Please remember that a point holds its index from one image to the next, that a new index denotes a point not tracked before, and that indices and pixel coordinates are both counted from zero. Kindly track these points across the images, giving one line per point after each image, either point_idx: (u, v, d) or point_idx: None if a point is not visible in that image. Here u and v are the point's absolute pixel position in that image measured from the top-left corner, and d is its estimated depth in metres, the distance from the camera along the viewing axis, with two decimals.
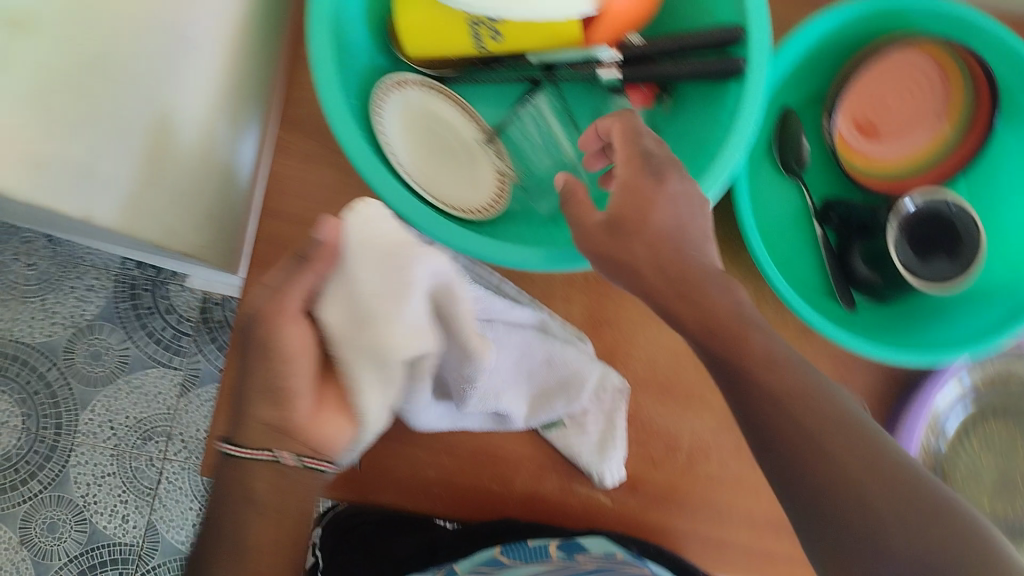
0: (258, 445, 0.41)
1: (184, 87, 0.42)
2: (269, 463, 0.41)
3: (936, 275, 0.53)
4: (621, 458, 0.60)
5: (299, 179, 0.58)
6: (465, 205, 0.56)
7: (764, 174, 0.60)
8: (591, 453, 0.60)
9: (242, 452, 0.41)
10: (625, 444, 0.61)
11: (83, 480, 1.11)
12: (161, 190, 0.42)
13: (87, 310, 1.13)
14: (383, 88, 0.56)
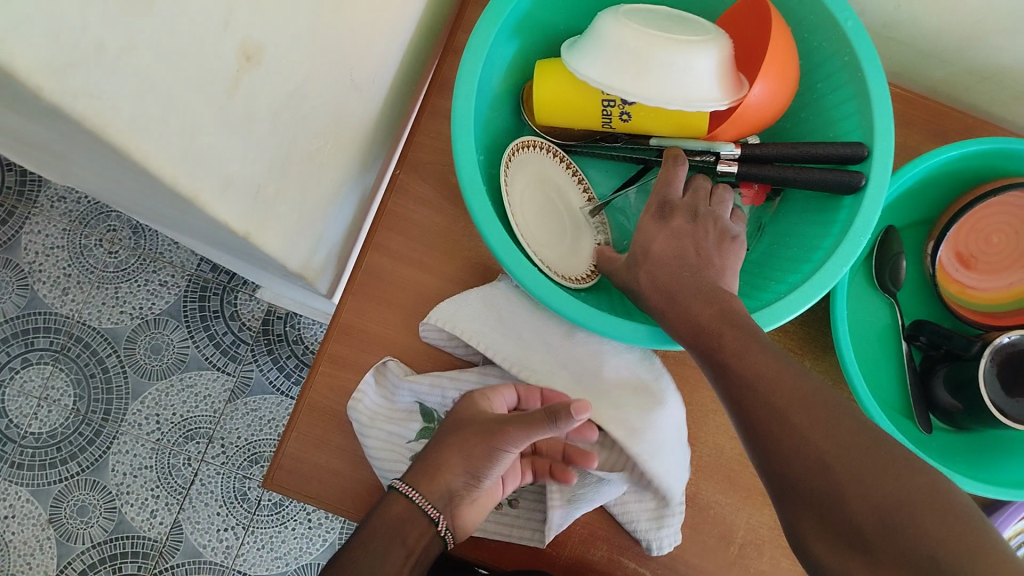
0: (433, 505, 0.53)
1: (343, 124, 0.45)
2: (428, 522, 0.53)
3: (1019, 413, 0.55)
4: (674, 527, 0.59)
5: (410, 219, 0.60)
6: (573, 270, 0.58)
7: (857, 285, 0.63)
8: (641, 521, 0.59)
9: (416, 496, 0.52)
10: (678, 519, 0.59)
11: (120, 469, 1.13)
12: (305, 216, 0.45)
13: (155, 304, 1.16)
14: (513, 147, 0.58)
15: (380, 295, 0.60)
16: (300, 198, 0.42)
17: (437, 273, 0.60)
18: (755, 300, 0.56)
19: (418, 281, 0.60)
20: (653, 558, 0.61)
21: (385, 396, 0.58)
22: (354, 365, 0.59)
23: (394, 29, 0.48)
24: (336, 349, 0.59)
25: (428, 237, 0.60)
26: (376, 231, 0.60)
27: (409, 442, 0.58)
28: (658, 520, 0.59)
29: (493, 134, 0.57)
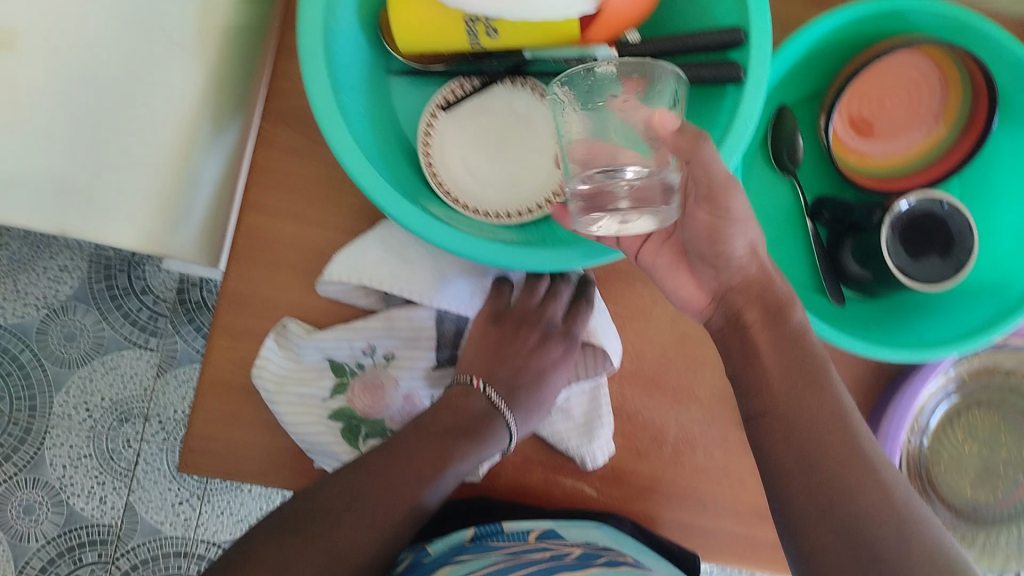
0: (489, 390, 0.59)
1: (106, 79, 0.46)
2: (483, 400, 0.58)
3: (925, 274, 0.54)
4: (603, 438, 0.59)
5: (286, 172, 0.56)
6: (544, 191, 0.57)
7: (757, 171, 0.61)
8: (570, 440, 0.59)
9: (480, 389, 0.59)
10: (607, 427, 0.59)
11: (59, 463, 1.10)
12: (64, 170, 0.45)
13: (60, 291, 1.10)
14: (427, 119, 0.57)
15: (266, 257, 0.57)
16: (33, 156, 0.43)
17: (323, 225, 0.57)
18: None
19: (305, 237, 0.57)
20: (590, 471, 0.61)
21: (291, 359, 0.57)
22: (253, 334, 0.57)
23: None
24: (230, 322, 0.57)
25: (306, 189, 0.57)
26: (250, 191, 0.56)
27: (323, 401, 0.57)
28: (585, 434, 0.59)
29: (354, 68, 0.53)
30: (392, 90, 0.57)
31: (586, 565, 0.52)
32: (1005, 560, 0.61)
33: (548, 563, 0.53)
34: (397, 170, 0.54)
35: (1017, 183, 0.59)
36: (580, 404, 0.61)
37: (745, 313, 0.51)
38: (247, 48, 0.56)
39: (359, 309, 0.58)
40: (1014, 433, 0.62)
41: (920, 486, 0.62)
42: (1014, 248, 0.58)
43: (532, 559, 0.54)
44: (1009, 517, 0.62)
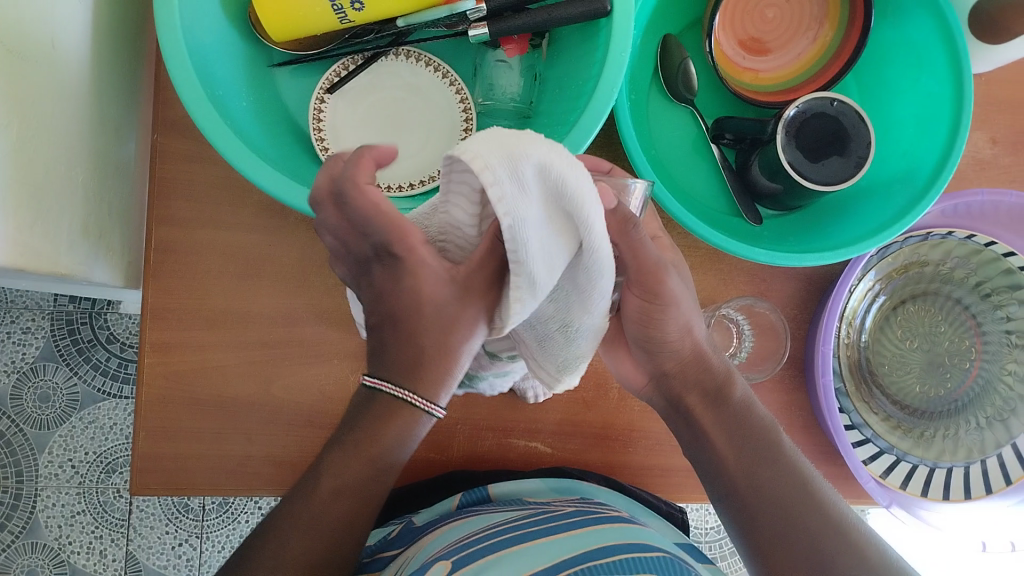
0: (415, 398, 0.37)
1: (18, 106, 0.45)
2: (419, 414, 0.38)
3: (828, 174, 0.54)
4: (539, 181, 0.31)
5: (188, 180, 0.58)
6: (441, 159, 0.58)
7: (654, 104, 0.61)
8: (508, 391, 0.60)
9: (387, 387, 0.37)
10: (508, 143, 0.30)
11: (54, 523, 1.05)
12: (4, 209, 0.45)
13: (26, 353, 1.06)
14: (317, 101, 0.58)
15: (180, 268, 0.57)
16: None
17: (234, 227, 0.58)
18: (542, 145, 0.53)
19: (218, 241, 0.58)
20: (541, 429, 0.62)
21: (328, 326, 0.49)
22: (180, 345, 0.58)
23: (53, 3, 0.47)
24: (157, 336, 0.57)
25: (208, 194, 0.58)
26: (154, 204, 0.57)
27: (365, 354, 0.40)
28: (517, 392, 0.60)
29: (232, 66, 0.54)
30: (278, 82, 0.58)
31: (582, 522, 0.53)
32: (967, 452, 0.60)
33: (544, 523, 0.53)
34: (291, 156, 0.54)
35: (906, 74, 0.59)
36: (525, 229, 0.31)
37: (686, 399, 0.50)
38: (124, 64, 0.57)
39: (282, 303, 0.59)
40: (954, 324, 0.63)
41: (867, 387, 0.62)
42: (913, 137, 0.59)
43: (526, 521, 0.54)
44: (959, 408, 0.62)
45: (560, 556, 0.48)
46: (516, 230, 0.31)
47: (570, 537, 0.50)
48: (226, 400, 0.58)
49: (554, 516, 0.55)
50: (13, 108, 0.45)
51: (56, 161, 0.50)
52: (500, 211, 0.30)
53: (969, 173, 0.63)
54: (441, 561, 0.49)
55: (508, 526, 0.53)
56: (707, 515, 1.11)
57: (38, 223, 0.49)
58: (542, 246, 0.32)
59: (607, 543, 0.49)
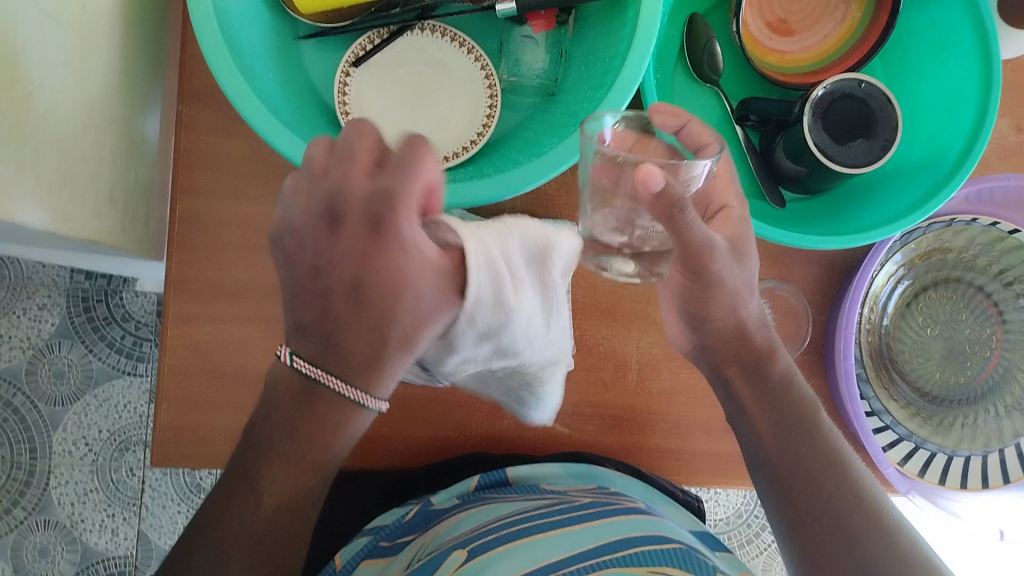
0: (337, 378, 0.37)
1: (48, 68, 0.45)
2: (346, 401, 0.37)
3: (855, 157, 0.54)
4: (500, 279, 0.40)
5: (211, 152, 0.58)
6: (464, 136, 0.58)
7: (679, 83, 0.60)
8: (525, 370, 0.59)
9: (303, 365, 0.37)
10: (494, 266, 0.38)
11: (66, 500, 1.05)
12: (32, 171, 0.45)
13: (42, 330, 1.06)
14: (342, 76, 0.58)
15: (204, 239, 0.58)
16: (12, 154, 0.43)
17: (257, 200, 0.58)
18: (568, 122, 0.53)
19: (240, 213, 0.58)
20: (558, 408, 0.62)
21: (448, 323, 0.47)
22: (202, 317, 0.58)
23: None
24: (179, 307, 0.58)
25: (232, 166, 0.58)
26: (178, 175, 0.57)
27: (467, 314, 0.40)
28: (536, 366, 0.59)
29: (258, 36, 0.54)
30: (302, 55, 0.58)
31: (597, 515, 0.53)
32: (986, 441, 0.60)
33: (560, 514, 0.53)
34: (316, 128, 0.54)
35: (934, 57, 0.59)
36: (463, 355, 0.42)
37: (727, 370, 0.52)
38: (151, 35, 0.57)
39: None
40: (974, 312, 0.63)
41: (886, 373, 0.62)
42: (940, 122, 0.59)
43: (540, 512, 0.54)
44: (978, 397, 0.62)
45: (577, 548, 0.47)
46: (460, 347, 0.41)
47: (587, 529, 0.50)
48: (247, 374, 0.58)
49: (571, 506, 0.54)
50: (44, 70, 0.45)
51: (83, 128, 0.50)
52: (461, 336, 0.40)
53: (993, 160, 0.63)
54: (457, 552, 0.49)
55: (524, 517, 0.53)
56: (717, 506, 1.11)
57: (65, 189, 0.49)
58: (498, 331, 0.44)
59: (627, 535, 0.49)
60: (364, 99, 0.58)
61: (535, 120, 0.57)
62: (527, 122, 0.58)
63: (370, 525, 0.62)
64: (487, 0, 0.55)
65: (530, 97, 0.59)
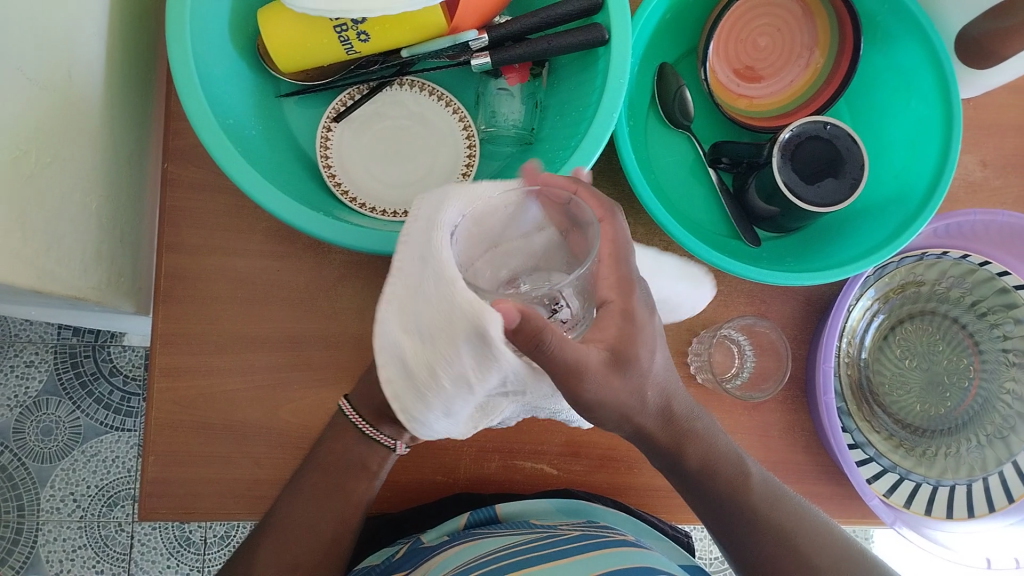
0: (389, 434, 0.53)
1: (33, 131, 0.46)
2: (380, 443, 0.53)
3: (825, 195, 0.55)
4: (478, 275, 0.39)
5: (196, 208, 0.59)
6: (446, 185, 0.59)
7: (653, 129, 0.62)
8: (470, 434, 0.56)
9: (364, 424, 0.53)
10: (441, 308, 0.35)
11: (55, 557, 1.04)
12: (19, 232, 0.46)
13: (30, 387, 1.06)
14: (324, 134, 0.59)
15: (190, 294, 0.59)
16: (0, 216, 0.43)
17: (242, 253, 0.59)
18: (545, 170, 0.54)
19: (226, 267, 0.59)
20: (545, 451, 0.63)
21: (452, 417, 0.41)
22: (190, 370, 0.59)
23: (69, 36, 0.48)
24: (167, 361, 0.58)
25: (217, 221, 0.59)
26: (164, 232, 0.58)
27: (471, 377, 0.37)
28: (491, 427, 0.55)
29: (240, 95, 0.55)
30: (285, 112, 0.60)
31: (584, 548, 0.53)
32: (969, 470, 0.61)
33: (550, 546, 0.53)
34: (299, 183, 0.55)
35: (897, 98, 0.61)
36: (471, 402, 0.39)
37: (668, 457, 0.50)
38: (136, 95, 0.59)
39: (288, 328, 0.60)
40: (951, 343, 0.64)
41: (868, 407, 0.63)
42: (907, 160, 0.60)
43: (530, 545, 0.54)
44: (960, 426, 0.63)
45: None
46: (475, 389, 0.37)
47: (577, 561, 0.51)
48: (235, 426, 0.59)
49: (562, 539, 0.55)
50: (29, 133, 0.45)
51: (69, 188, 0.51)
52: (469, 374, 0.36)
53: (962, 195, 0.65)
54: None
55: (514, 550, 0.53)
56: (709, 543, 1.12)
57: (51, 248, 0.50)
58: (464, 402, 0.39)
59: (616, 567, 0.49)
60: (346, 154, 0.59)
61: (513, 169, 0.59)
62: (505, 171, 0.59)
63: (358, 566, 0.61)
64: (464, 55, 0.57)
65: (509, 147, 0.60)
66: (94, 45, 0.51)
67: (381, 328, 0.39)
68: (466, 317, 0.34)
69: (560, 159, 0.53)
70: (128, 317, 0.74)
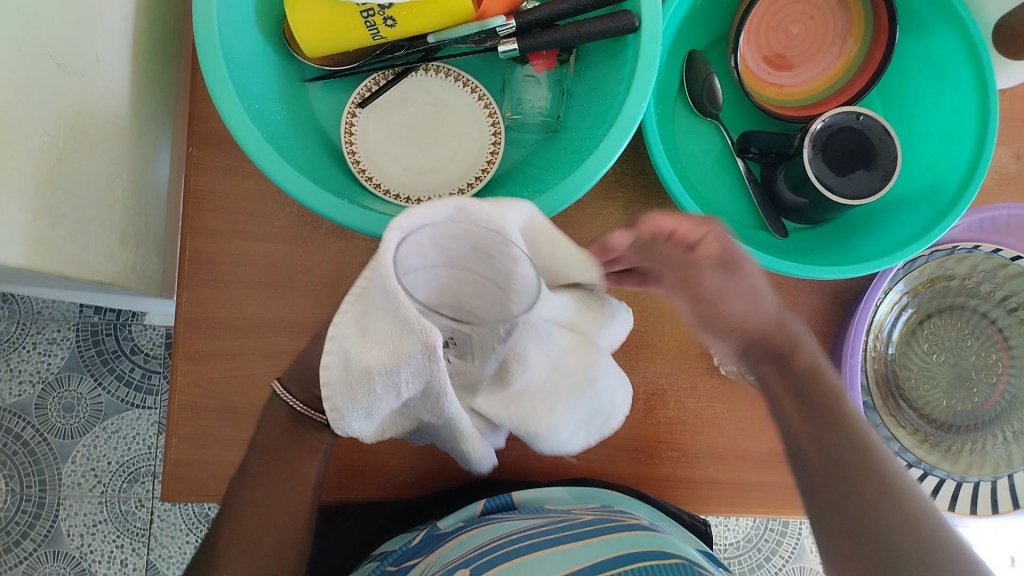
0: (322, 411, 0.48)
1: (59, 114, 0.46)
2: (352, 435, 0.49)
3: (856, 188, 0.54)
4: (423, 283, 0.36)
5: (220, 192, 0.59)
6: (471, 172, 0.59)
7: (680, 117, 0.61)
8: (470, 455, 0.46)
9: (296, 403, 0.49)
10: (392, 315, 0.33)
11: (76, 532, 1.05)
12: (44, 215, 0.45)
13: (52, 363, 1.07)
14: (348, 119, 0.58)
15: (213, 278, 0.58)
16: (28, 201, 0.43)
17: (265, 238, 0.59)
18: (571, 159, 0.53)
19: (249, 252, 0.59)
20: None
21: (371, 418, 0.38)
22: (213, 355, 0.59)
23: (96, 17, 0.48)
24: (190, 345, 0.58)
25: (241, 206, 0.59)
26: (188, 215, 0.58)
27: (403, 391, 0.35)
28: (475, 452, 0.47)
29: (265, 79, 0.55)
30: (309, 96, 0.59)
31: (599, 531, 0.53)
32: (994, 466, 0.60)
33: (563, 530, 0.53)
34: (324, 168, 0.55)
35: (932, 89, 0.60)
36: (389, 406, 0.37)
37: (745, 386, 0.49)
38: (161, 78, 0.58)
39: (310, 314, 0.59)
40: (979, 337, 0.63)
41: (894, 401, 0.62)
42: (939, 152, 0.59)
43: (545, 528, 0.54)
44: (985, 423, 0.62)
45: (585, 562, 0.47)
46: (404, 394, 0.36)
47: (592, 543, 0.50)
48: (257, 410, 0.59)
49: (576, 522, 0.55)
50: (56, 117, 0.45)
51: (94, 172, 0.51)
52: (403, 381, 0.34)
53: (994, 188, 0.64)
54: (459, 570, 0.49)
55: (526, 533, 0.53)
56: (726, 530, 1.12)
57: (76, 232, 0.50)
58: (372, 407, 0.37)
59: (632, 549, 0.49)
60: (369, 140, 0.59)
61: (538, 157, 0.58)
62: (529, 159, 0.59)
63: (377, 550, 0.61)
64: (491, 42, 0.56)
65: (533, 134, 0.60)
66: (120, 26, 0.51)
67: (334, 332, 0.36)
68: (407, 333, 0.32)
69: (587, 147, 0.52)
70: (150, 299, 0.74)
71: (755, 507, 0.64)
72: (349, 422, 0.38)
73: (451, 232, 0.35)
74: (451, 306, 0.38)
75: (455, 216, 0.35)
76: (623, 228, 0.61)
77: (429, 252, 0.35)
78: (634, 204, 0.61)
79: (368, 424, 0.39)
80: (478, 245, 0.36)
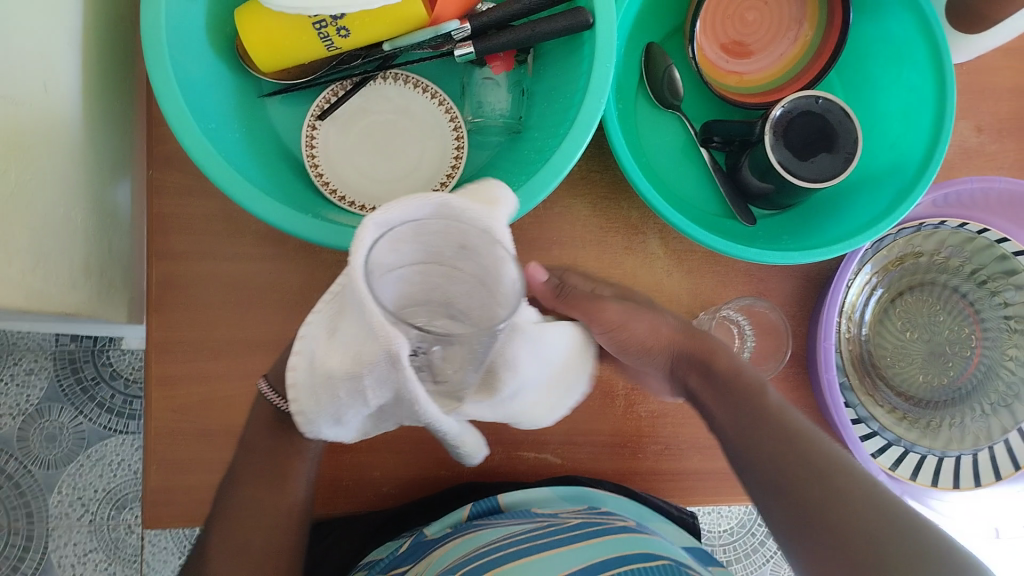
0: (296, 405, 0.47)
1: (11, 145, 0.45)
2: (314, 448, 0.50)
3: (818, 171, 0.55)
4: (398, 282, 0.33)
5: (184, 213, 0.58)
6: (435, 178, 0.58)
7: (642, 110, 0.62)
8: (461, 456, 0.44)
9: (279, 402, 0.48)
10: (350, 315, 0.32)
11: (67, 562, 1.04)
12: (2, 249, 0.45)
13: (31, 394, 1.06)
14: (309, 132, 0.58)
15: (183, 300, 0.58)
16: None
17: (233, 257, 0.59)
18: (534, 159, 0.53)
19: (218, 272, 0.58)
20: (549, 440, 0.62)
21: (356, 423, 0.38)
22: (188, 378, 0.58)
23: (42, 45, 0.47)
24: (164, 369, 0.58)
25: (206, 226, 0.58)
26: (153, 239, 0.58)
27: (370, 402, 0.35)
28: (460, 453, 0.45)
29: (222, 97, 0.54)
30: (268, 111, 0.59)
31: (588, 535, 0.53)
32: (974, 439, 0.61)
33: (552, 534, 0.53)
34: (287, 184, 0.55)
35: (891, 68, 0.60)
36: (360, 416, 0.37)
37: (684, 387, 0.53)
38: (117, 103, 0.58)
39: (284, 330, 0.59)
40: (952, 312, 0.64)
41: (871, 380, 0.62)
42: (900, 130, 0.59)
43: (531, 534, 0.53)
44: (963, 396, 0.62)
45: (572, 567, 0.47)
46: (372, 402, 0.35)
47: (580, 548, 0.50)
48: (235, 430, 0.59)
49: (563, 527, 0.54)
50: (8, 149, 0.45)
51: (53, 201, 0.50)
52: (367, 391, 0.34)
53: (958, 162, 0.64)
54: None
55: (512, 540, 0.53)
56: (718, 516, 1.12)
57: (38, 263, 0.49)
58: (345, 417, 0.37)
59: (620, 553, 0.49)
60: (331, 152, 0.58)
61: (501, 159, 0.58)
62: (492, 161, 0.59)
63: (365, 559, 0.61)
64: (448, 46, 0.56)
65: (496, 137, 0.60)
66: (69, 52, 0.50)
67: (305, 334, 0.37)
68: (373, 337, 0.31)
69: (549, 146, 0.52)
70: (124, 325, 0.74)
71: (741, 495, 0.64)
72: (330, 428, 0.38)
73: (436, 232, 0.32)
74: (436, 306, 0.34)
75: (438, 213, 0.31)
76: (592, 225, 0.61)
77: (406, 249, 0.32)
78: (602, 200, 0.61)
79: (352, 429, 0.40)
80: (465, 245, 0.32)
